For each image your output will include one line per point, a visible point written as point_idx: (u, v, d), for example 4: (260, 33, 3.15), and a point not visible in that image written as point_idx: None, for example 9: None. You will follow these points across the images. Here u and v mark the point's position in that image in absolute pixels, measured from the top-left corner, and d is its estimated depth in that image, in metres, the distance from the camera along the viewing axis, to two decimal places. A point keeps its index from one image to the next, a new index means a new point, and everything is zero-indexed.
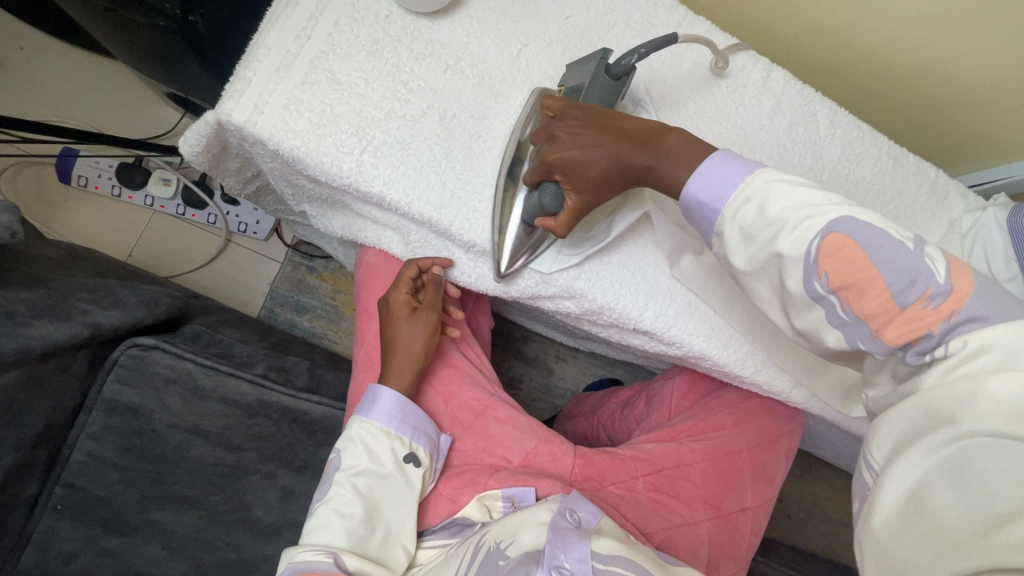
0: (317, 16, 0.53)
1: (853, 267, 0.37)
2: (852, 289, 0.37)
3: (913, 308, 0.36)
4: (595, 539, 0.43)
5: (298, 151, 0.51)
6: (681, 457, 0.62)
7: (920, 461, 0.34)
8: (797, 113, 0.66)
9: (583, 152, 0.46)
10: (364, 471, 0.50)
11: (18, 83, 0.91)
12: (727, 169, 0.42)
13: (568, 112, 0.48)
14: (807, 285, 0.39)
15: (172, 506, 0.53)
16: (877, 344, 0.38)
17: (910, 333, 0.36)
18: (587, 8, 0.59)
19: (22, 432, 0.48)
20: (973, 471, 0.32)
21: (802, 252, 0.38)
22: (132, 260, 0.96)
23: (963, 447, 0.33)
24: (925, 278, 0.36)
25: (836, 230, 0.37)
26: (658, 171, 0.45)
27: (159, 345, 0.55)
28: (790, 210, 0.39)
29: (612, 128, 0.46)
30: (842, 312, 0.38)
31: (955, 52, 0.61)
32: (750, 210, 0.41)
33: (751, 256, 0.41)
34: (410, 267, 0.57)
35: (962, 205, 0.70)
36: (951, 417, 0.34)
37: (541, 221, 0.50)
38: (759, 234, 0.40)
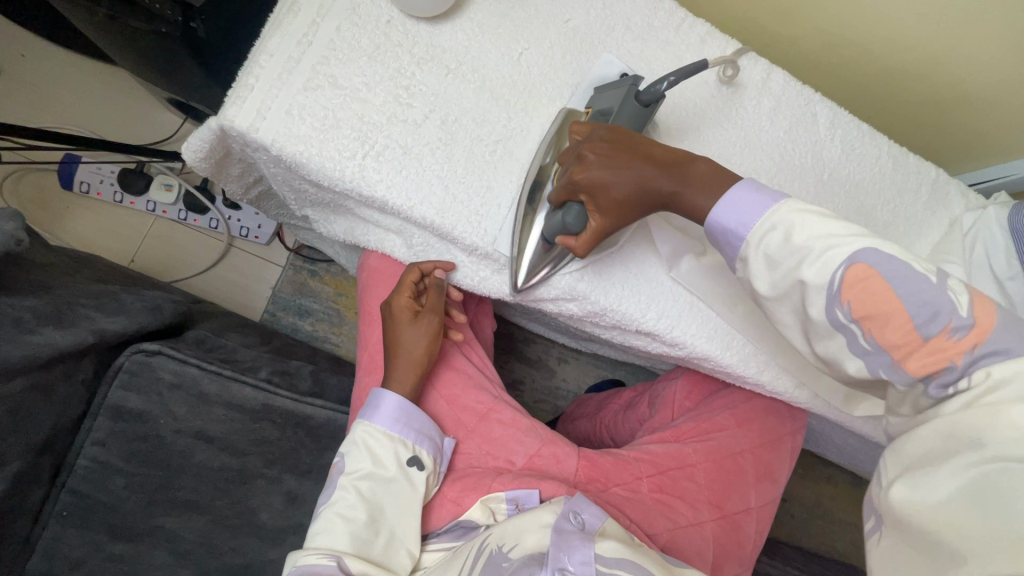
0: (318, 23, 0.53)
1: (879, 299, 0.37)
2: (875, 319, 0.38)
3: (937, 341, 0.36)
4: (598, 542, 0.43)
5: (301, 157, 0.52)
6: (685, 457, 0.62)
7: (940, 484, 0.34)
8: (797, 114, 0.66)
9: (610, 173, 0.45)
10: (368, 475, 0.50)
11: (19, 89, 0.92)
12: (751, 197, 0.42)
13: (596, 133, 0.48)
14: (829, 312, 0.39)
15: (178, 511, 0.53)
16: (900, 374, 0.38)
17: (933, 364, 0.37)
18: (587, 11, 0.59)
19: (28, 439, 0.48)
20: (996, 497, 0.32)
21: (826, 280, 0.39)
22: (135, 265, 0.97)
23: (986, 472, 0.32)
24: (948, 311, 0.36)
25: (862, 261, 0.38)
26: (682, 197, 0.45)
27: (164, 350, 0.55)
28: (815, 238, 0.39)
29: (639, 151, 0.46)
30: (865, 342, 0.39)
31: (955, 53, 0.61)
32: (775, 237, 0.41)
33: (774, 281, 0.42)
34: (412, 271, 0.57)
35: (962, 204, 0.70)
36: (974, 442, 0.33)
37: (562, 241, 0.49)
38: (782, 261, 0.41)
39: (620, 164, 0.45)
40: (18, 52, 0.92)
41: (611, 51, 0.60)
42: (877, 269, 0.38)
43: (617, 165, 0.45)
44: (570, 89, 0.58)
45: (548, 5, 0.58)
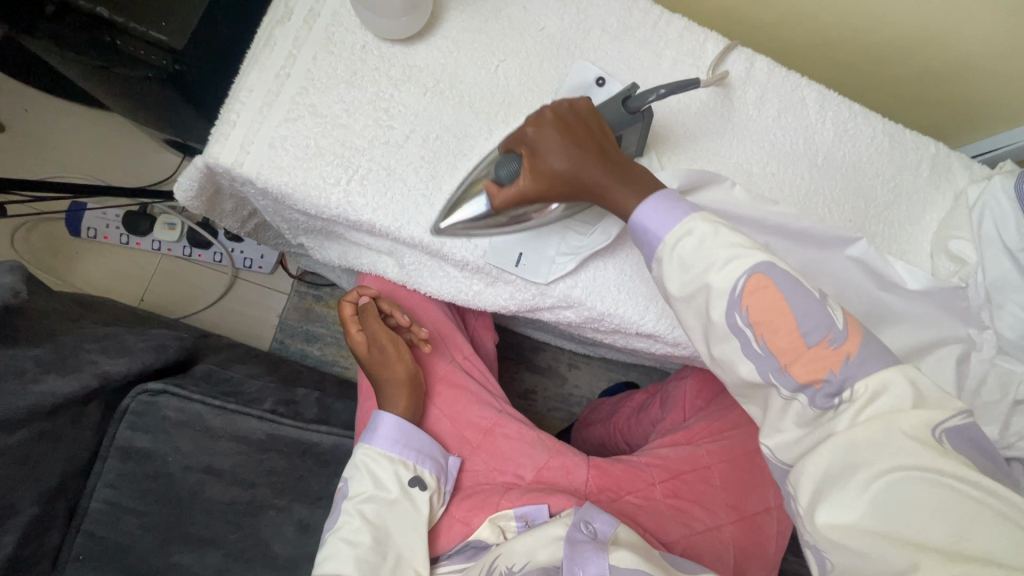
0: (295, 55, 0.53)
1: (775, 306, 0.37)
2: (767, 323, 0.37)
3: (818, 350, 0.37)
4: (613, 551, 0.43)
5: (285, 187, 0.52)
6: (699, 459, 0.61)
7: (857, 501, 0.33)
8: (787, 100, 0.65)
9: (557, 142, 0.47)
10: (371, 498, 0.50)
11: (25, 143, 0.95)
12: (672, 205, 0.42)
13: (575, 106, 0.48)
14: (728, 316, 0.38)
15: (191, 548, 0.54)
16: (786, 379, 0.37)
17: (816, 370, 0.36)
18: (561, 17, 0.59)
19: (40, 485, 0.48)
20: (904, 505, 0.32)
21: (730, 286, 0.38)
22: (144, 304, 0.98)
23: (889, 481, 0.33)
24: (828, 323, 0.37)
25: (763, 272, 0.38)
26: (609, 192, 0.46)
27: (168, 389, 0.56)
28: (723, 247, 0.39)
29: (593, 136, 0.47)
30: (757, 345, 0.38)
31: (949, 23, 0.60)
32: (690, 241, 0.40)
33: (684, 283, 0.40)
34: (347, 305, 0.58)
35: (966, 176, 0.68)
36: (869, 455, 0.33)
37: (486, 188, 0.50)
38: (694, 265, 0.40)
39: (571, 139, 0.47)
40: (22, 107, 0.95)
41: (589, 55, 0.60)
42: (774, 276, 0.38)
43: (565, 139, 0.47)
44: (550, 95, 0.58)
45: (522, 16, 0.58)
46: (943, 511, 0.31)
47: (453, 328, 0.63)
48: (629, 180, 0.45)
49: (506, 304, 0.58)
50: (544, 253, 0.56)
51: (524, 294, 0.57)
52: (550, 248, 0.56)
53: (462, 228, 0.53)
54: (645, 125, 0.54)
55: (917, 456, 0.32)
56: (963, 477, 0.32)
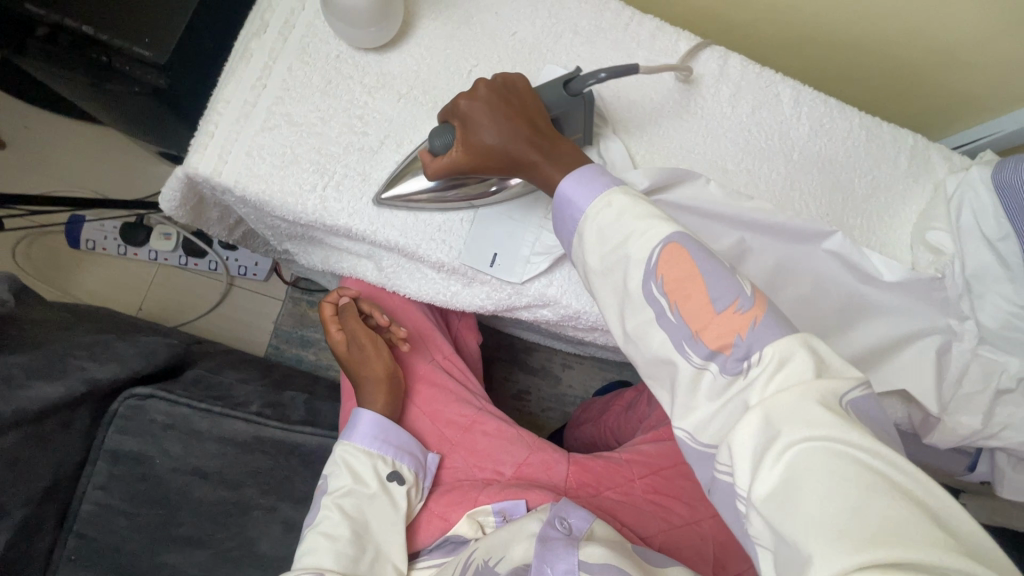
0: (271, 66, 0.55)
1: (686, 273, 0.38)
2: (679, 292, 0.38)
3: (726, 315, 0.36)
4: (585, 547, 0.43)
5: (263, 195, 0.54)
6: (680, 455, 0.62)
7: (769, 477, 0.30)
8: (761, 96, 0.66)
9: (487, 113, 0.47)
10: (350, 492, 0.51)
11: (27, 160, 0.98)
12: (594, 178, 0.43)
13: (509, 83, 0.49)
14: (645, 285, 0.39)
15: (180, 547, 0.55)
16: (698, 347, 0.37)
17: (725, 336, 0.36)
18: (532, 22, 0.60)
19: (30, 488, 0.50)
20: (817, 476, 0.29)
21: (647, 256, 0.39)
22: (143, 313, 1.01)
23: (797, 453, 0.30)
24: (737, 290, 0.37)
25: (676, 241, 0.38)
26: (536, 165, 0.46)
27: (156, 393, 0.58)
28: (639, 219, 0.40)
29: (523, 112, 0.48)
30: (671, 314, 0.38)
31: (921, 13, 0.60)
32: (609, 212, 0.41)
33: (603, 255, 0.41)
34: (326, 306, 0.59)
35: (946, 166, 0.68)
36: (781, 425, 0.31)
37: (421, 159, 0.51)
38: (613, 237, 0.41)
39: (500, 111, 0.47)
40: (22, 124, 0.98)
41: (561, 58, 0.61)
42: (685, 244, 0.38)
43: (495, 111, 0.47)
44: None
45: (494, 21, 0.60)
46: (851, 484, 0.28)
47: (433, 328, 0.64)
48: (555, 154, 0.46)
49: (483, 304, 0.59)
50: (518, 252, 0.57)
51: (500, 293, 0.58)
52: (524, 247, 0.57)
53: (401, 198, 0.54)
54: (587, 111, 0.54)
55: (823, 426, 0.30)
56: (870, 450, 0.29)
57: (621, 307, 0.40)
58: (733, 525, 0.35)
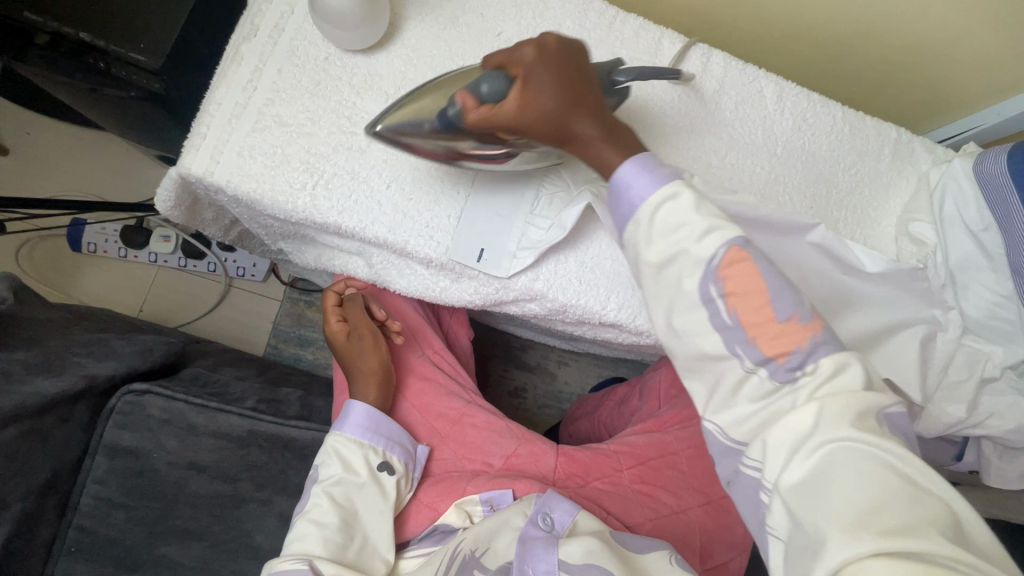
0: (261, 69, 0.57)
1: (750, 279, 0.38)
2: (739, 296, 0.38)
3: (786, 325, 0.37)
4: (564, 546, 0.44)
5: (254, 194, 0.55)
6: (667, 446, 0.63)
7: (802, 469, 0.33)
8: (745, 93, 0.67)
9: (553, 79, 0.45)
10: (341, 481, 0.52)
11: (29, 165, 1.00)
12: (658, 172, 0.42)
13: (571, 50, 0.47)
14: (702, 285, 0.39)
15: (177, 539, 0.56)
16: (753, 352, 0.37)
17: (783, 345, 0.37)
18: (517, 22, 0.62)
19: (30, 481, 0.51)
20: (845, 474, 0.32)
21: (708, 256, 0.38)
22: (143, 314, 1.02)
23: (833, 451, 0.32)
24: (797, 303, 0.38)
25: (740, 244, 0.38)
26: (594, 147, 0.45)
27: (152, 389, 0.59)
28: (702, 217, 0.39)
29: (585, 83, 0.46)
30: (727, 317, 0.38)
31: (901, 9, 0.60)
32: (675, 206, 0.40)
33: (661, 249, 0.40)
34: (329, 295, 0.62)
35: (930, 160, 0.69)
36: (818, 426, 0.34)
37: (464, 101, 0.46)
38: (674, 231, 0.40)
39: (565, 81, 0.45)
40: (24, 131, 1.00)
41: None
42: (750, 250, 0.38)
43: (561, 79, 0.45)
44: None
45: (479, 22, 0.61)
46: (879, 486, 0.31)
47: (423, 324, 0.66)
48: (615, 140, 0.45)
49: (471, 298, 0.60)
50: (504, 247, 0.58)
51: (487, 288, 0.59)
52: (510, 243, 0.58)
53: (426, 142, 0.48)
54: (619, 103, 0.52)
55: (862, 432, 0.33)
56: (902, 459, 0.32)
57: (670, 307, 0.40)
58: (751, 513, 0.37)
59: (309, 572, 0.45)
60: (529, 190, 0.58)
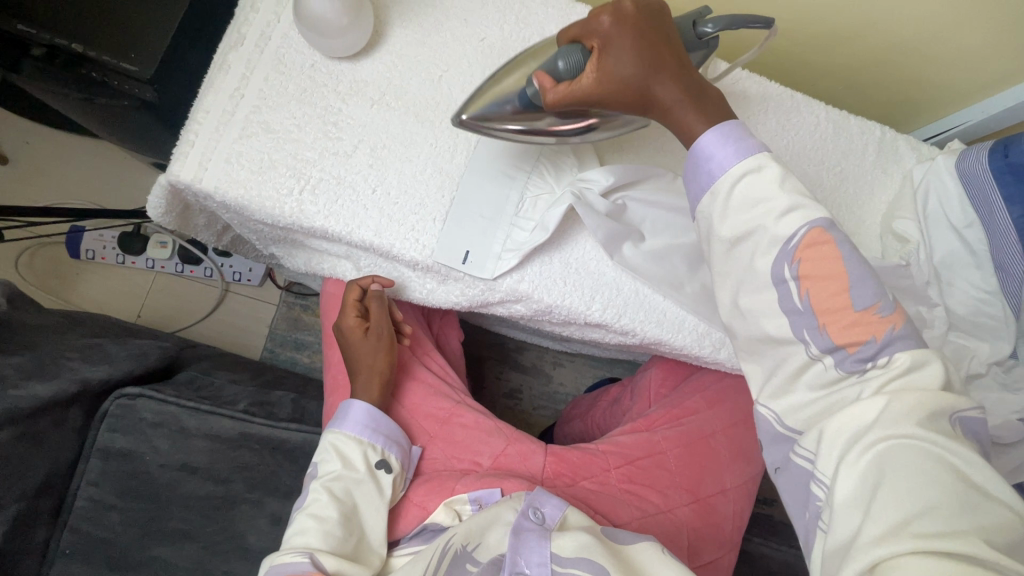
0: (248, 77, 0.58)
1: (830, 263, 0.40)
2: (816, 280, 0.40)
3: (862, 315, 0.39)
4: (556, 539, 0.45)
5: (242, 199, 0.56)
6: (654, 445, 0.63)
7: (853, 463, 0.35)
8: (728, 94, 0.67)
9: (636, 42, 0.44)
10: (339, 476, 0.53)
11: (28, 174, 1.01)
12: (744, 147, 0.42)
13: (650, 10, 0.46)
14: (777, 266, 0.41)
15: (170, 541, 0.57)
16: (822, 338, 0.40)
17: (856, 334, 0.39)
18: (500, 27, 0.62)
19: (24, 483, 0.52)
20: (901, 470, 0.33)
21: (789, 236, 0.40)
22: (141, 320, 1.04)
23: (893, 446, 0.34)
24: (878, 295, 0.40)
25: (823, 227, 0.40)
26: (678, 112, 0.45)
27: (145, 393, 0.60)
28: (786, 194, 0.41)
29: (669, 46, 0.45)
30: (799, 300, 0.40)
31: (880, 10, 0.61)
32: (756, 181, 0.41)
33: (738, 224, 0.42)
34: (353, 288, 0.60)
35: (914, 157, 0.69)
36: (882, 422, 0.35)
37: (541, 79, 0.45)
38: (751, 207, 0.42)
39: (650, 44, 0.44)
40: (23, 141, 1.02)
41: None
42: (833, 234, 0.40)
43: (645, 43, 0.44)
44: None
45: (463, 28, 0.62)
46: (934, 487, 0.32)
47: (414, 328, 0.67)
48: (701, 103, 0.45)
49: (458, 300, 0.61)
50: (489, 250, 0.59)
51: (474, 290, 0.60)
52: (495, 245, 0.59)
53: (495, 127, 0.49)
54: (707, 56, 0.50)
55: (926, 433, 0.34)
56: (965, 464, 0.33)
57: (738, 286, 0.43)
58: (801, 504, 0.39)
59: (310, 565, 0.46)
60: (514, 193, 0.59)
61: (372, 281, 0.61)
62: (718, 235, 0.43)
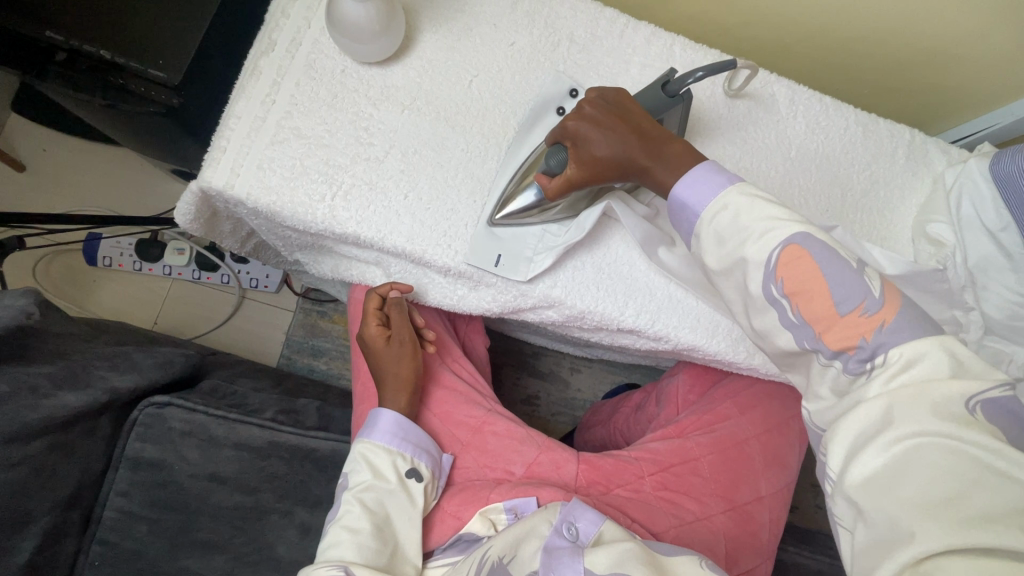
0: (279, 82, 0.57)
1: (808, 278, 0.39)
2: (803, 295, 0.39)
3: (851, 317, 0.38)
4: (589, 554, 0.42)
5: (275, 206, 0.55)
6: (688, 452, 0.62)
7: (870, 464, 0.33)
8: (758, 98, 0.67)
9: (597, 129, 0.49)
10: (371, 487, 0.52)
11: (45, 181, 1.01)
12: (710, 176, 0.43)
13: (605, 96, 0.51)
14: (764, 289, 0.40)
15: (200, 552, 0.56)
16: (821, 347, 0.39)
17: (849, 338, 0.37)
18: (530, 32, 0.62)
19: (56, 494, 0.51)
20: (919, 470, 0.32)
21: (764, 258, 0.40)
22: (158, 327, 1.03)
23: (910, 446, 0.32)
24: (863, 292, 0.38)
25: (798, 244, 0.39)
26: (651, 172, 0.47)
27: (173, 401, 0.60)
28: (761, 218, 0.40)
29: (628, 118, 0.49)
30: (792, 315, 0.39)
31: (909, 15, 0.61)
32: (725, 216, 0.42)
33: (721, 257, 0.42)
34: (372, 297, 0.59)
35: (944, 161, 0.69)
36: (894, 421, 0.33)
37: (537, 179, 0.54)
38: (731, 238, 0.41)
39: (610, 125, 0.49)
40: (40, 147, 1.01)
41: (558, 66, 0.62)
42: (811, 247, 0.39)
43: (606, 127, 0.49)
44: (523, 108, 0.61)
45: (493, 32, 0.61)
46: (955, 479, 0.31)
47: (442, 336, 0.66)
48: (667, 157, 0.46)
49: (489, 306, 0.61)
50: (522, 254, 0.58)
51: (506, 296, 0.59)
52: (528, 249, 0.58)
53: (519, 216, 0.57)
54: (684, 108, 0.55)
55: (943, 426, 0.32)
56: (985, 448, 0.31)
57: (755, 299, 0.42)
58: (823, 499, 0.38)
59: None
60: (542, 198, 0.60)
61: (391, 288, 0.60)
62: (710, 268, 0.43)
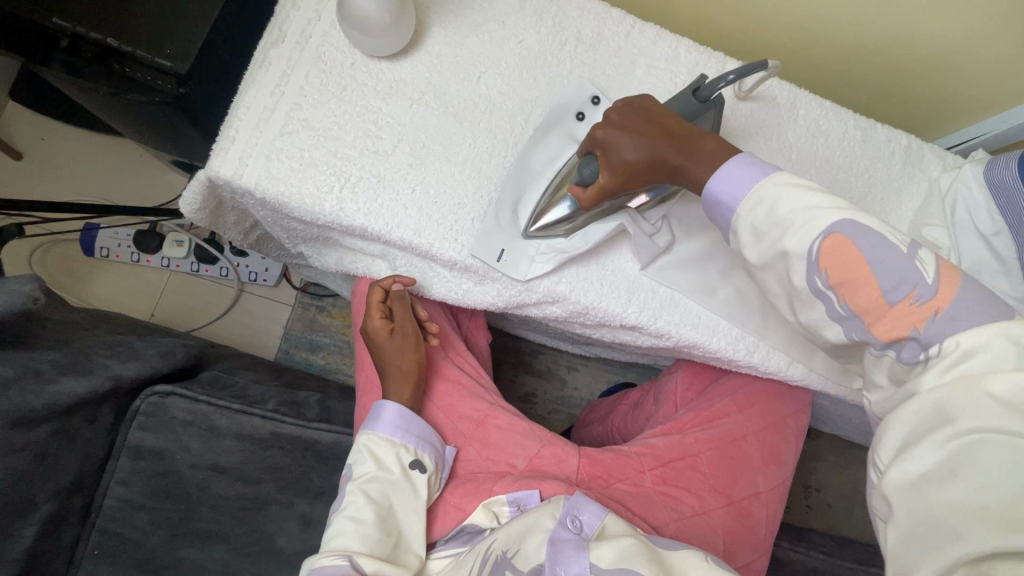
0: (289, 74, 0.58)
1: (856, 268, 0.39)
2: (849, 286, 0.40)
3: (902, 306, 0.38)
4: (596, 549, 0.42)
5: (282, 196, 0.56)
6: (688, 447, 0.63)
7: (925, 460, 0.34)
8: (759, 99, 0.68)
9: (624, 134, 0.50)
10: (374, 479, 0.52)
11: (42, 170, 1.00)
12: (745, 171, 0.44)
13: (632, 103, 0.51)
14: (809, 281, 0.41)
15: (200, 542, 0.56)
16: (871, 337, 0.40)
17: (898, 328, 0.38)
18: (538, 30, 0.62)
19: (57, 482, 0.51)
20: (976, 467, 0.32)
21: (806, 250, 0.40)
22: (155, 319, 1.02)
23: (967, 442, 0.32)
24: (914, 279, 0.38)
25: (840, 233, 0.39)
26: (685, 169, 0.47)
27: (175, 391, 0.60)
28: (798, 209, 0.41)
29: (659, 123, 0.49)
30: (840, 307, 0.41)
31: (908, 24, 0.62)
32: (762, 209, 0.42)
33: (762, 252, 0.43)
34: (376, 291, 0.59)
35: (940, 166, 0.71)
36: (955, 415, 0.34)
37: (572, 191, 0.54)
38: (769, 232, 0.42)
39: (639, 129, 0.49)
40: (38, 136, 1.01)
41: (565, 65, 0.63)
42: (855, 237, 0.39)
43: (636, 133, 0.49)
44: (530, 106, 0.61)
45: (500, 30, 0.62)
46: (1013, 480, 0.31)
47: (444, 331, 0.66)
48: (699, 154, 0.47)
49: (494, 300, 0.61)
50: (524, 251, 0.59)
51: (510, 291, 0.60)
52: (530, 246, 0.59)
53: (552, 229, 0.57)
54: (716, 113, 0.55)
55: (1006, 421, 0.31)
56: None
57: None
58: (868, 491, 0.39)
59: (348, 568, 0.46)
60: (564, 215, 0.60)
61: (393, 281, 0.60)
62: (752, 263, 0.45)
